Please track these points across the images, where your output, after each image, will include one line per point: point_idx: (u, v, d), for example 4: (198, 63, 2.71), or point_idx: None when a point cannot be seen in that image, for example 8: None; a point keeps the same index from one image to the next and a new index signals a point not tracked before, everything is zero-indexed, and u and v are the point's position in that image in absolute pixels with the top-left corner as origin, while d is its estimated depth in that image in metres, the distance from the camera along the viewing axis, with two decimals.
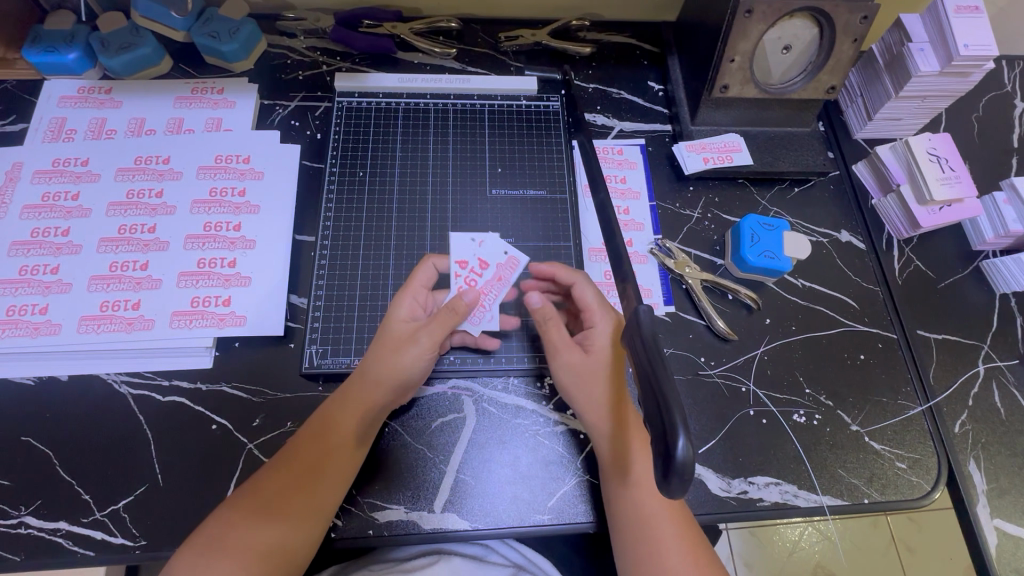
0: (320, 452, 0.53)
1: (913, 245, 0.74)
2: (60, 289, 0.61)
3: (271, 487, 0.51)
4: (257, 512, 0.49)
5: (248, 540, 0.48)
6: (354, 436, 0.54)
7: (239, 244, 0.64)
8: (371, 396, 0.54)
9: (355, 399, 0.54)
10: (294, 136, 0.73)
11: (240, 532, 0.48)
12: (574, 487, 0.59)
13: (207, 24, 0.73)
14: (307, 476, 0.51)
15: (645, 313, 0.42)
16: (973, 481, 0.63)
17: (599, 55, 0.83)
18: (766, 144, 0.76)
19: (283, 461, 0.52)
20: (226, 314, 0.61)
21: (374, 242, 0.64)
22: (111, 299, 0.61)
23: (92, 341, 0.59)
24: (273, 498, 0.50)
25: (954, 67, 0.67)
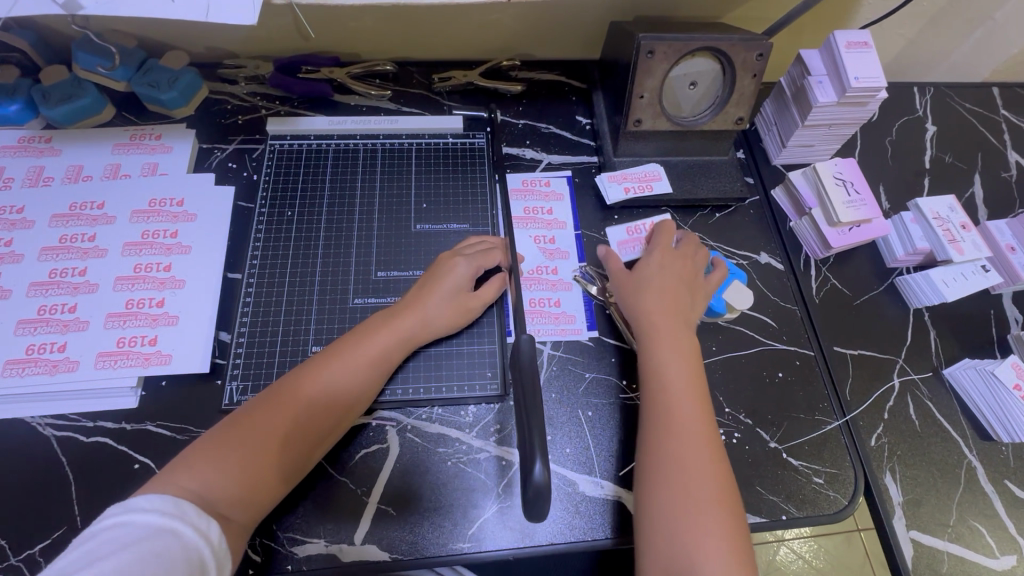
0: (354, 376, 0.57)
1: (830, 264, 0.77)
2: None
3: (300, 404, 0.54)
4: (232, 451, 0.50)
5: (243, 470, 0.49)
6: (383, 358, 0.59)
7: (168, 284, 0.66)
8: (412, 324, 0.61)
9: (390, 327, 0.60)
10: (229, 177, 0.75)
11: (220, 466, 0.49)
12: (495, 514, 0.60)
13: (147, 74, 0.77)
14: (315, 422, 0.54)
15: (526, 342, 0.44)
16: (889, 494, 0.64)
17: (530, 92, 0.88)
18: (686, 173, 0.79)
19: (279, 401, 0.54)
20: (152, 354, 0.62)
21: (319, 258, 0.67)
22: (39, 342, 0.62)
23: (17, 384, 0.60)
24: (257, 443, 0.51)
25: (850, 97, 0.72)
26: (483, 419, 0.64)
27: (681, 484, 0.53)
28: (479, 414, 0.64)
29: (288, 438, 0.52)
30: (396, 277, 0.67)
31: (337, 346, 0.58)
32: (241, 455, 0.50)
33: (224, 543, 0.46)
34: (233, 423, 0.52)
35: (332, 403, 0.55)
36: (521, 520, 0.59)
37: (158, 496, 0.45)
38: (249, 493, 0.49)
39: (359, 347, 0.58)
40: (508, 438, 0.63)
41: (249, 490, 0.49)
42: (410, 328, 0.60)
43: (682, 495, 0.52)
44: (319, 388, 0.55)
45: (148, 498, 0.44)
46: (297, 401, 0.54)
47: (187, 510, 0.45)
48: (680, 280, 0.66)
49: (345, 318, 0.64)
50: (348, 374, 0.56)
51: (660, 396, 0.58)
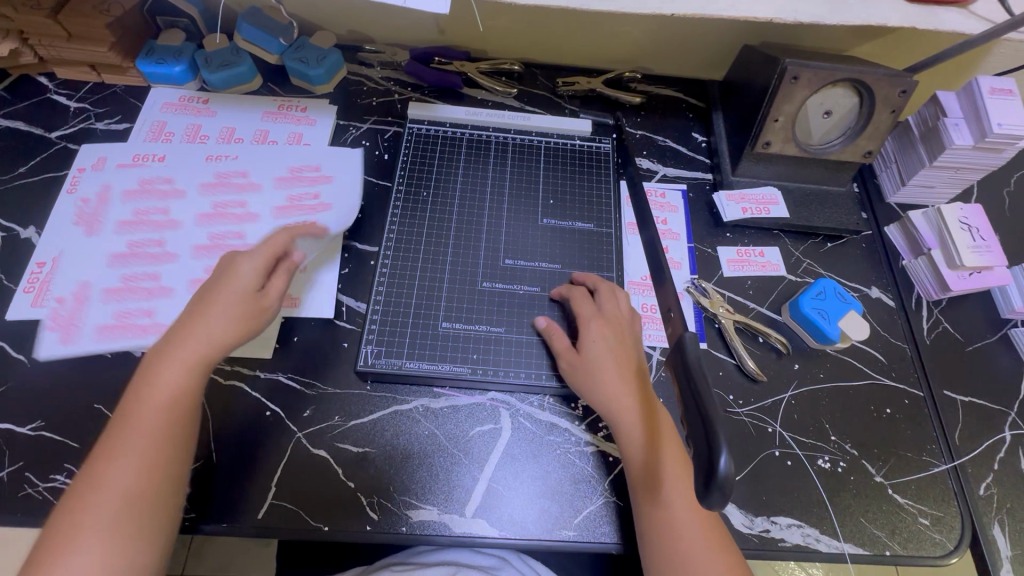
0: (151, 395, 0.54)
1: (942, 307, 0.77)
2: (146, 276, 0.67)
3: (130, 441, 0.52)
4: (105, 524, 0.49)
5: (110, 529, 0.49)
6: (175, 386, 0.55)
7: (339, 265, 0.69)
8: (201, 348, 0.56)
9: (170, 352, 0.56)
10: (364, 154, 0.79)
11: (83, 527, 0.48)
12: (600, 506, 0.61)
13: (298, 50, 0.82)
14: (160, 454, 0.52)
15: (691, 342, 0.44)
16: (997, 546, 0.63)
17: (648, 105, 0.90)
18: (803, 200, 0.80)
19: (98, 460, 0.51)
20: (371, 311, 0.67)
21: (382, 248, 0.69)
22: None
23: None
24: (89, 514, 0.49)
25: (987, 143, 0.71)
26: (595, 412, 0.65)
27: (650, 491, 0.56)
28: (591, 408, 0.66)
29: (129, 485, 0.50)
30: (522, 266, 0.70)
31: (144, 372, 0.55)
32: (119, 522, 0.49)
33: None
34: (121, 491, 0.50)
35: (137, 449, 0.52)
36: (625, 516, 0.60)
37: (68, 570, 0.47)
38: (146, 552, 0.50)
39: (155, 383, 0.54)
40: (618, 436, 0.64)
41: (139, 555, 0.49)
42: (196, 351, 0.56)
43: (658, 510, 0.55)
44: (128, 440, 0.52)
45: None
46: (122, 439, 0.52)
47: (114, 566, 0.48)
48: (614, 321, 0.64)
49: (475, 298, 0.68)
50: (148, 418, 0.53)
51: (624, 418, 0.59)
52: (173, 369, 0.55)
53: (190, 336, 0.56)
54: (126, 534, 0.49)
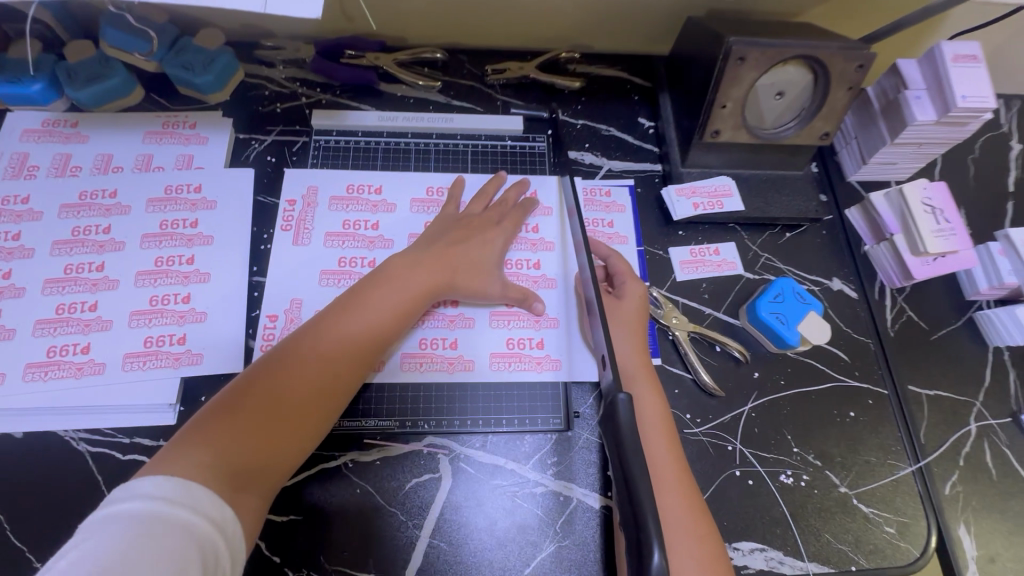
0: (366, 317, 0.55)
1: (906, 294, 0.72)
2: (3, 336, 0.58)
3: (324, 347, 0.52)
4: (232, 435, 0.46)
5: (265, 426, 0.47)
6: (393, 314, 0.56)
7: (544, 323, 0.66)
8: (432, 284, 0.59)
9: (387, 281, 0.58)
10: (269, 173, 0.70)
11: (239, 422, 0.47)
12: (552, 552, 0.57)
13: (181, 53, 0.71)
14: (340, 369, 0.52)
15: (624, 407, 0.41)
16: (963, 546, 0.61)
17: (589, 89, 0.81)
18: (758, 188, 0.74)
19: (265, 370, 0.50)
20: (543, 358, 0.64)
21: (456, 218, 0.66)
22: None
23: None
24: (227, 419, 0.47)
25: (952, 117, 0.65)
26: (541, 449, 0.61)
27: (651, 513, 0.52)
28: (537, 444, 0.61)
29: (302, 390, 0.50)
30: None
31: (347, 300, 0.56)
32: (247, 438, 0.46)
33: (240, 531, 0.43)
34: (298, 385, 0.50)
35: (327, 351, 0.52)
36: (578, 561, 0.56)
37: (174, 478, 0.41)
38: (252, 478, 0.46)
39: (348, 312, 0.55)
40: (567, 471, 0.60)
41: (287, 457, 0.48)
42: (437, 282, 0.60)
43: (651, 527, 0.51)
44: (300, 356, 0.51)
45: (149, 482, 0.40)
46: (308, 347, 0.52)
47: (201, 500, 0.41)
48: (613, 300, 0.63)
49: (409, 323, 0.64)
50: (352, 329, 0.54)
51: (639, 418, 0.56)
52: (391, 297, 0.57)
53: (422, 277, 0.59)
54: (281, 436, 0.48)
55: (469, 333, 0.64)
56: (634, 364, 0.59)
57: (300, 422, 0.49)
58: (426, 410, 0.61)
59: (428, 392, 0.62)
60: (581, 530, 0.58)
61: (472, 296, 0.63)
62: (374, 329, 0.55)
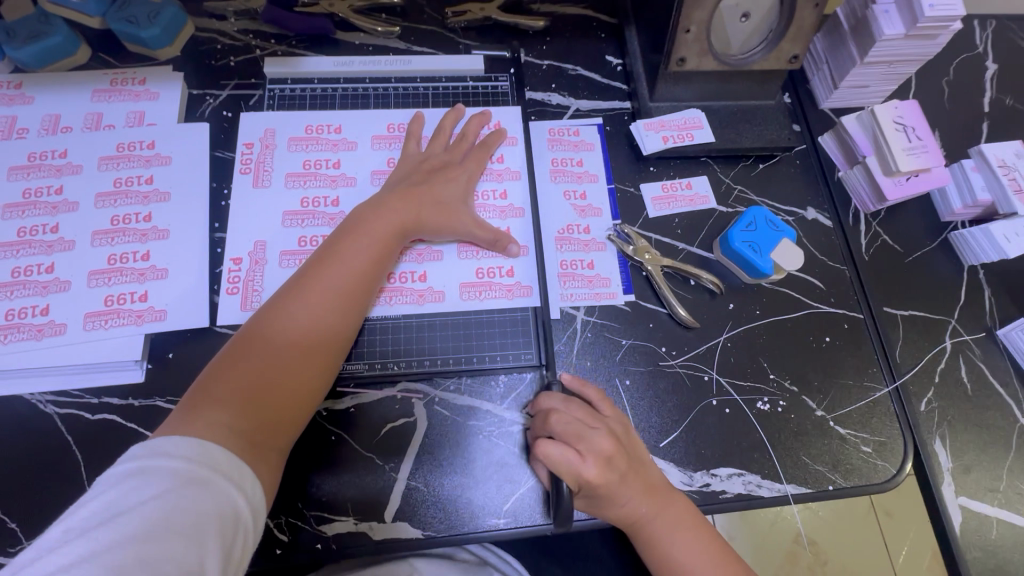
0: (344, 267, 0.55)
1: (881, 219, 0.71)
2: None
3: (307, 303, 0.52)
4: (233, 398, 0.47)
5: (268, 389, 0.49)
6: (369, 260, 0.56)
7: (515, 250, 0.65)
8: (400, 224, 0.59)
9: (357, 229, 0.57)
10: (225, 127, 0.68)
11: (238, 389, 0.48)
12: (531, 488, 0.57)
13: (123, 8, 0.68)
14: (327, 322, 0.53)
15: None
16: (938, 460, 0.61)
17: (553, 28, 0.78)
18: (729, 119, 0.72)
19: (253, 336, 0.51)
20: (514, 285, 0.63)
21: (420, 160, 0.64)
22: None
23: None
24: (225, 384, 0.48)
25: (919, 30, 0.63)
26: (515, 388, 0.60)
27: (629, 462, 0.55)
28: (511, 383, 0.61)
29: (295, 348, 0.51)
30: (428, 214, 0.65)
31: (321, 255, 0.55)
32: (248, 400, 0.47)
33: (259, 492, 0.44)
34: (288, 344, 0.51)
35: (312, 307, 0.53)
36: None
37: (188, 442, 0.43)
38: (263, 435, 0.47)
39: (326, 267, 0.54)
40: None
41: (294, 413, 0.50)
42: (403, 223, 0.59)
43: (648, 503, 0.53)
44: (286, 316, 0.52)
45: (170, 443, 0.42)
46: (293, 305, 0.52)
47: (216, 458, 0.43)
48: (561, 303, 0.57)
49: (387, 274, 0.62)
50: (331, 281, 0.54)
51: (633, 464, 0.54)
52: (366, 245, 0.56)
53: (388, 221, 0.58)
54: (283, 394, 0.49)
55: (439, 266, 0.64)
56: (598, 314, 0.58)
57: (301, 379, 0.51)
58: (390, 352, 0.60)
59: (394, 334, 0.61)
60: None
61: (435, 229, 0.61)
62: (353, 276, 0.55)
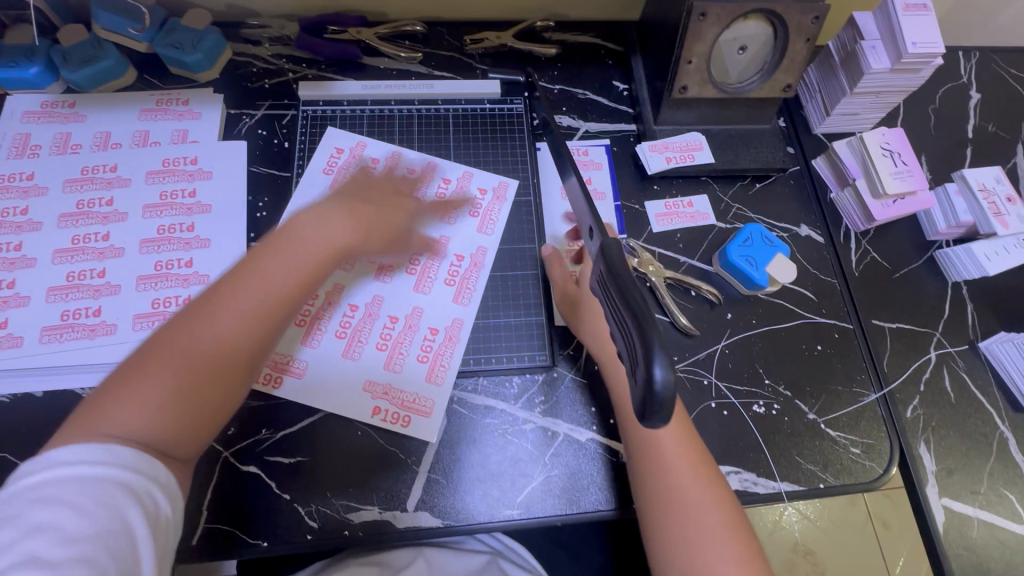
0: (280, 266, 0.51)
1: (870, 237, 0.76)
2: (19, 303, 0.61)
3: (235, 302, 0.49)
4: (147, 396, 0.45)
5: (185, 386, 0.46)
6: (308, 263, 0.53)
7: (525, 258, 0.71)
8: (352, 226, 0.56)
9: (299, 231, 0.53)
10: (261, 146, 0.73)
11: (159, 385, 0.46)
12: (542, 481, 0.61)
13: (170, 35, 0.73)
14: (255, 322, 0.49)
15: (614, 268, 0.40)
16: (923, 463, 0.66)
17: (565, 55, 0.84)
18: (727, 142, 0.78)
19: (179, 330, 0.48)
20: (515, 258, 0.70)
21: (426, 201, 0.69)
22: (366, 332, 0.65)
23: (351, 412, 0.62)
24: (145, 377, 0.46)
25: (904, 64, 0.69)
26: (528, 389, 0.65)
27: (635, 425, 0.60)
28: (524, 385, 0.65)
29: (220, 346, 0.48)
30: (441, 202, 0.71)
31: (250, 259, 0.52)
32: (165, 397, 0.46)
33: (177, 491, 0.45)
34: (213, 342, 0.48)
35: (240, 305, 0.49)
36: (567, 487, 0.61)
37: (105, 446, 0.42)
38: (177, 434, 0.46)
39: (256, 271, 0.51)
40: (553, 409, 0.64)
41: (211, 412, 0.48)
42: (358, 225, 0.57)
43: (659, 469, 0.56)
44: (215, 314, 0.48)
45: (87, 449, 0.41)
46: (226, 299, 0.49)
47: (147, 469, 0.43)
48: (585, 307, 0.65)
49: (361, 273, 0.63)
50: (263, 281, 0.50)
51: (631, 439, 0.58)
52: (303, 248, 0.53)
53: (338, 225, 0.55)
54: (205, 394, 0.47)
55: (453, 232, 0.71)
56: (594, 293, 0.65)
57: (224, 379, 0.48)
58: (455, 364, 0.64)
59: (455, 347, 0.65)
60: (568, 460, 0.62)
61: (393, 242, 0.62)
62: (293, 280, 0.52)
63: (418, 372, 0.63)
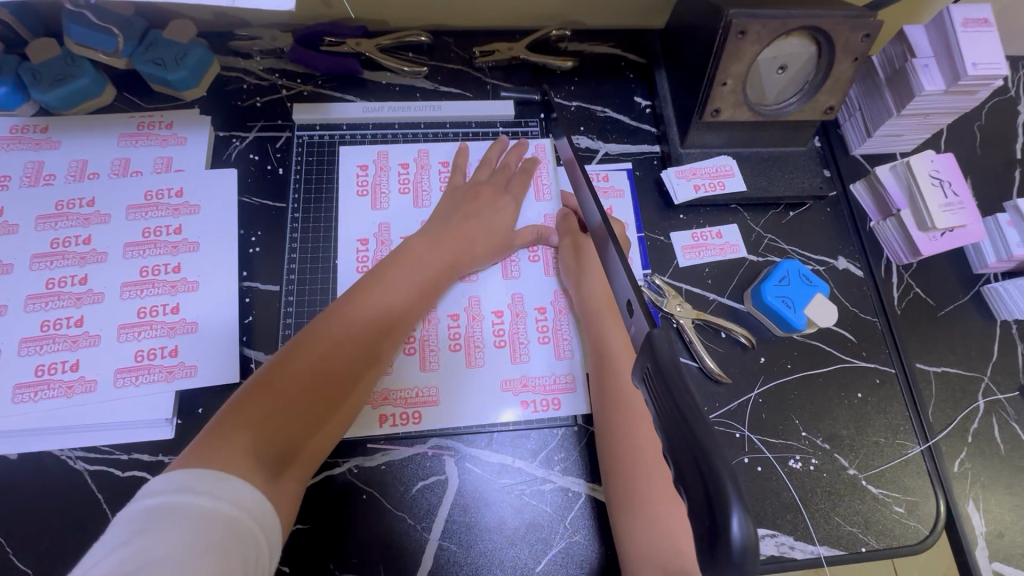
0: (390, 295, 0.54)
1: (913, 270, 0.71)
2: None
3: (352, 328, 0.51)
4: (267, 422, 0.45)
5: (302, 412, 0.46)
6: (411, 292, 0.56)
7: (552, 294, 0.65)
8: (445, 258, 0.59)
9: (406, 263, 0.57)
10: (253, 173, 0.67)
11: (276, 409, 0.45)
12: (562, 550, 0.56)
13: (150, 49, 0.67)
14: (368, 346, 0.52)
15: (659, 341, 0.33)
16: (971, 522, 0.61)
17: (582, 68, 0.77)
18: (760, 166, 0.71)
19: (293, 357, 0.48)
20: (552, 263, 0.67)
21: (466, 187, 0.65)
22: (478, 337, 0.63)
23: (495, 415, 0.60)
24: (262, 405, 0.45)
25: (961, 87, 0.63)
26: (547, 445, 0.60)
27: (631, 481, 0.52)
28: (542, 441, 0.60)
29: (337, 371, 0.49)
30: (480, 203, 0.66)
31: (366, 281, 0.55)
32: (288, 422, 0.46)
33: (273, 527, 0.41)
34: (329, 366, 0.49)
35: (357, 331, 0.51)
36: (590, 556, 0.56)
37: (212, 474, 0.39)
38: (289, 465, 0.45)
39: (370, 293, 0.54)
40: (574, 468, 0.59)
41: (319, 441, 0.48)
42: (451, 258, 0.60)
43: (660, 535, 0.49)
44: (331, 338, 0.50)
45: (197, 475, 0.39)
46: (342, 324, 0.51)
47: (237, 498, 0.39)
48: (605, 311, 0.60)
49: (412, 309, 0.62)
50: (376, 306, 0.53)
51: (620, 483, 0.53)
52: (413, 276, 0.57)
53: (434, 259, 0.58)
54: (318, 420, 0.48)
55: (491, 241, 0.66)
56: (598, 300, 0.61)
57: (337, 405, 0.49)
58: (575, 336, 0.64)
59: (569, 321, 0.64)
60: (590, 525, 0.57)
61: (488, 260, 0.63)
62: (399, 308, 0.55)
63: (544, 355, 0.63)
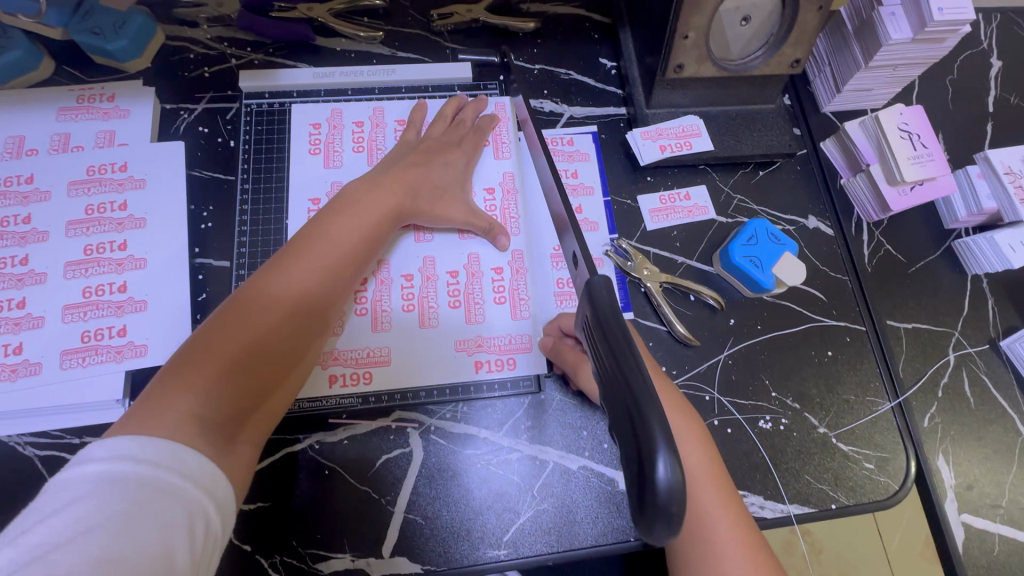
0: (332, 245, 0.52)
1: (884, 227, 0.70)
2: None
3: (292, 281, 0.49)
4: (207, 382, 0.42)
5: (245, 371, 0.44)
6: (356, 241, 0.53)
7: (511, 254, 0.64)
8: (390, 204, 0.57)
9: (348, 211, 0.54)
10: (202, 145, 0.65)
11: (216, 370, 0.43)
12: (530, 519, 0.55)
13: (87, 18, 0.63)
14: (312, 298, 0.49)
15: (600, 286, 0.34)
16: (941, 476, 0.61)
17: (545, 29, 0.75)
18: (728, 125, 0.69)
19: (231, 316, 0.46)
20: (511, 219, 0.65)
21: (416, 143, 0.63)
22: (433, 297, 0.61)
23: (453, 377, 0.59)
24: (200, 367, 0.43)
25: (929, 33, 0.61)
26: (513, 414, 0.59)
27: None
28: (508, 410, 0.59)
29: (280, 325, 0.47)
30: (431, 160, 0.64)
31: (307, 232, 0.52)
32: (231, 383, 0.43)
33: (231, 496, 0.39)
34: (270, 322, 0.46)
35: (299, 283, 0.49)
36: (559, 523, 0.55)
37: (153, 440, 0.37)
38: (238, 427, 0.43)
39: (312, 243, 0.51)
40: (541, 435, 0.58)
41: (268, 400, 0.46)
42: (395, 204, 0.57)
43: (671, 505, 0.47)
44: (269, 293, 0.47)
45: (138, 443, 0.36)
46: (281, 278, 0.48)
47: (191, 466, 0.37)
48: None
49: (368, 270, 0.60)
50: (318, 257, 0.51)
51: None
52: (357, 224, 0.54)
53: (378, 206, 0.56)
54: (264, 378, 0.46)
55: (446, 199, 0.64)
56: None
57: (284, 361, 0.47)
58: (533, 295, 0.62)
59: (527, 278, 0.63)
60: (558, 493, 0.56)
61: (441, 217, 0.61)
62: (343, 257, 0.52)
63: (502, 314, 0.61)
